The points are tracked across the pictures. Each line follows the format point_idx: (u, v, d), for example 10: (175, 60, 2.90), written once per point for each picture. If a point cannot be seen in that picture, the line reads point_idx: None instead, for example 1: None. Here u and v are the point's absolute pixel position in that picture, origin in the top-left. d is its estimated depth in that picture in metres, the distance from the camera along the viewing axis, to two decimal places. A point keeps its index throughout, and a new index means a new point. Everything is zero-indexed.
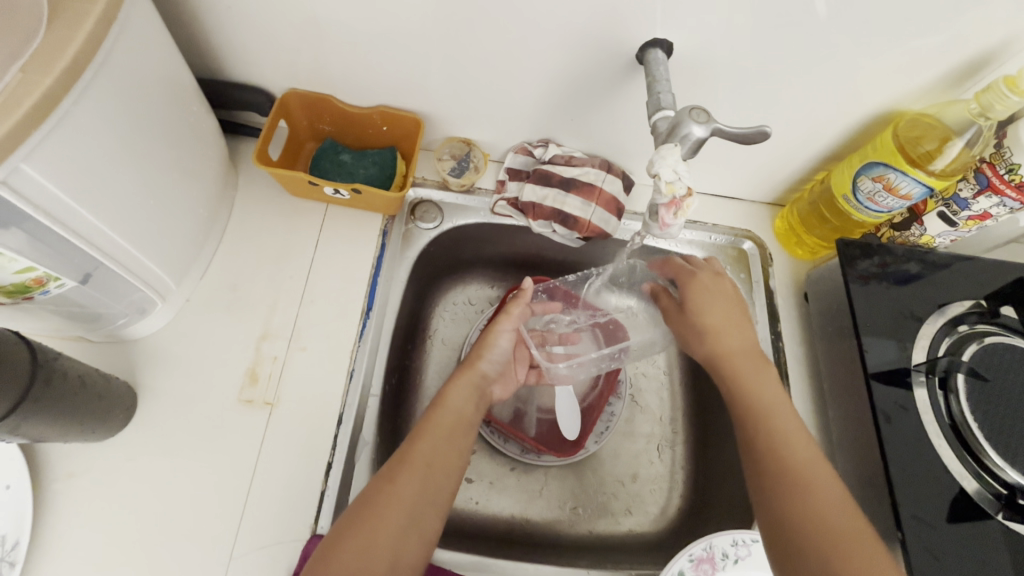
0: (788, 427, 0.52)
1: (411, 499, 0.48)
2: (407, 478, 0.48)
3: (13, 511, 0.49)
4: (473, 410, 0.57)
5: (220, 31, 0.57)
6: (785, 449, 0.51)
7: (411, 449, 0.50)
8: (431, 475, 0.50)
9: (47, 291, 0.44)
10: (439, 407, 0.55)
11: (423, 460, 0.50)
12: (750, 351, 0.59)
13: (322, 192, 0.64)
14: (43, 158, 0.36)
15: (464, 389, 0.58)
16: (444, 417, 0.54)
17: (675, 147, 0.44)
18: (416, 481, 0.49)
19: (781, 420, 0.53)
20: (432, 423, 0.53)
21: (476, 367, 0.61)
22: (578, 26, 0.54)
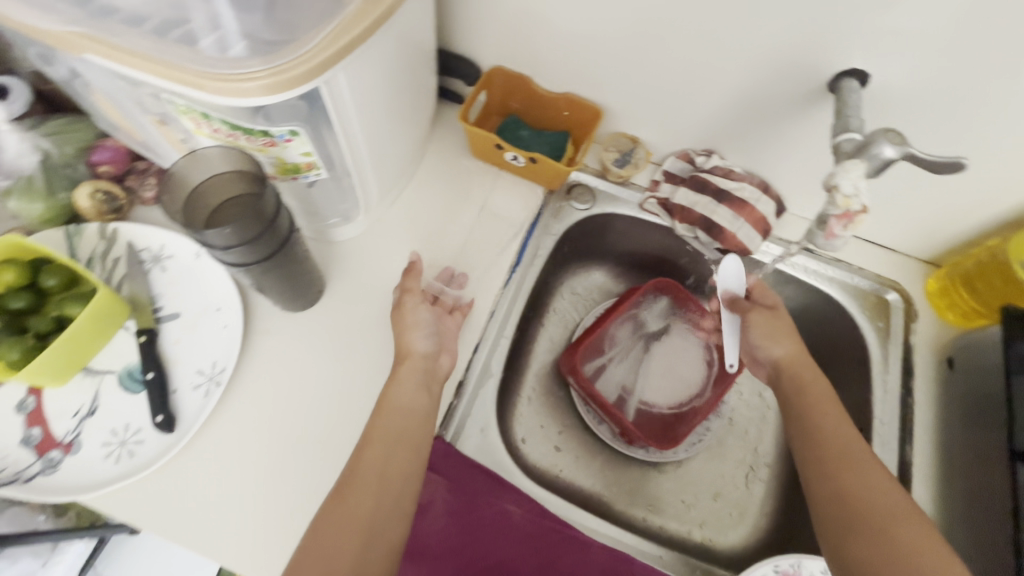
0: (845, 432, 0.54)
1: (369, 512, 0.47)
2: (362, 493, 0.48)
3: (228, 346, 0.61)
4: (400, 427, 0.53)
5: (461, 9, 0.68)
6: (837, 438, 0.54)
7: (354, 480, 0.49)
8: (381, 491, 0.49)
9: (308, 176, 0.55)
10: (374, 434, 0.52)
11: (369, 471, 0.49)
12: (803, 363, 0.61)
13: (501, 156, 0.73)
14: (351, 73, 0.47)
15: (397, 421, 0.53)
16: (391, 425, 0.53)
17: (860, 164, 0.46)
18: (369, 492, 0.48)
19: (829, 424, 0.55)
20: (372, 447, 0.51)
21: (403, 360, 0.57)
22: (778, 46, 0.58)
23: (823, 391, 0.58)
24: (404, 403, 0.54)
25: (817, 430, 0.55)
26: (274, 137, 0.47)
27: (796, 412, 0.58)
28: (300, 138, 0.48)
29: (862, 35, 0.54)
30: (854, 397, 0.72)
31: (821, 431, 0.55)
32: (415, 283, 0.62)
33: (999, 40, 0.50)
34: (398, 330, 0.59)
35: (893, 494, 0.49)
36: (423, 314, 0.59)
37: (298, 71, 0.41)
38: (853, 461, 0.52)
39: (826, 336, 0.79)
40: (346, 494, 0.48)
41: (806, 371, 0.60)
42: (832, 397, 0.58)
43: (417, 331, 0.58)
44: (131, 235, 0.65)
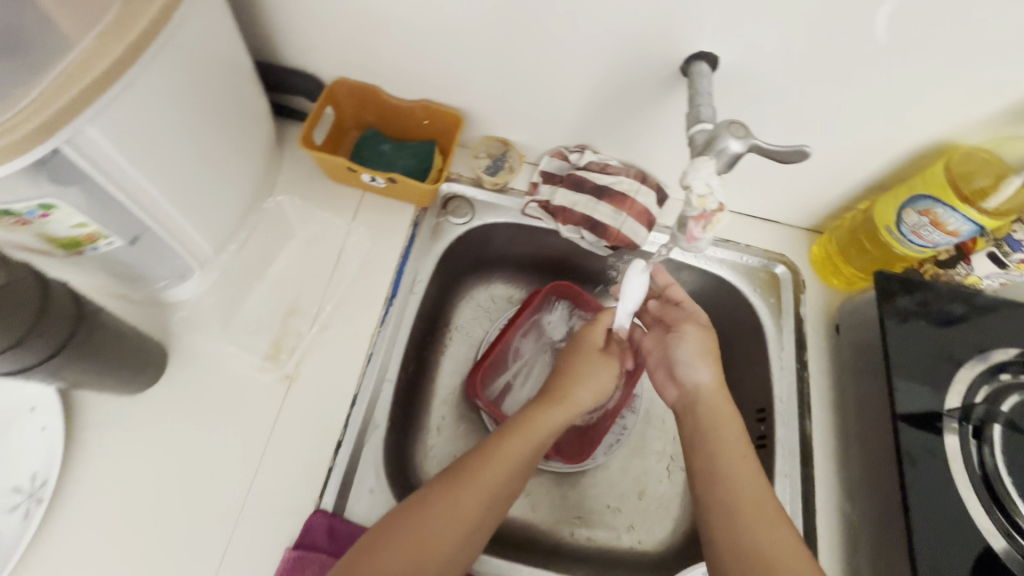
0: (739, 471, 0.53)
1: (473, 511, 0.50)
2: (471, 499, 0.50)
3: (50, 451, 0.51)
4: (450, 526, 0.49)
5: (281, 18, 0.59)
6: (740, 488, 0.52)
7: (450, 499, 0.50)
8: (495, 497, 0.52)
9: (97, 247, 0.46)
10: (497, 456, 0.53)
11: (485, 487, 0.51)
12: (714, 391, 0.59)
13: (359, 178, 0.65)
14: (105, 123, 0.38)
15: (523, 448, 0.54)
16: (421, 524, 0.48)
17: (709, 161, 0.43)
18: (474, 502, 0.50)
19: (727, 462, 0.54)
20: (471, 488, 0.51)
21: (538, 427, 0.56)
22: (625, 33, 0.54)
23: (732, 428, 0.56)
24: (456, 502, 0.50)
25: (724, 478, 0.53)
26: (22, 215, 0.39)
27: (704, 452, 0.55)
28: (59, 209, 0.40)
29: (702, 17, 0.51)
30: (756, 377, 0.72)
31: (728, 470, 0.53)
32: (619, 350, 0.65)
33: (832, 11, 0.49)
34: (575, 373, 0.61)
35: (790, 543, 0.49)
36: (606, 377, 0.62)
37: (15, 139, 0.33)
38: (758, 516, 0.50)
39: (725, 317, 0.78)
40: (428, 507, 0.50)
41: (721, 406, 0.58)
42: (741, 433, 0.56)
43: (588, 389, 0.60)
44: None
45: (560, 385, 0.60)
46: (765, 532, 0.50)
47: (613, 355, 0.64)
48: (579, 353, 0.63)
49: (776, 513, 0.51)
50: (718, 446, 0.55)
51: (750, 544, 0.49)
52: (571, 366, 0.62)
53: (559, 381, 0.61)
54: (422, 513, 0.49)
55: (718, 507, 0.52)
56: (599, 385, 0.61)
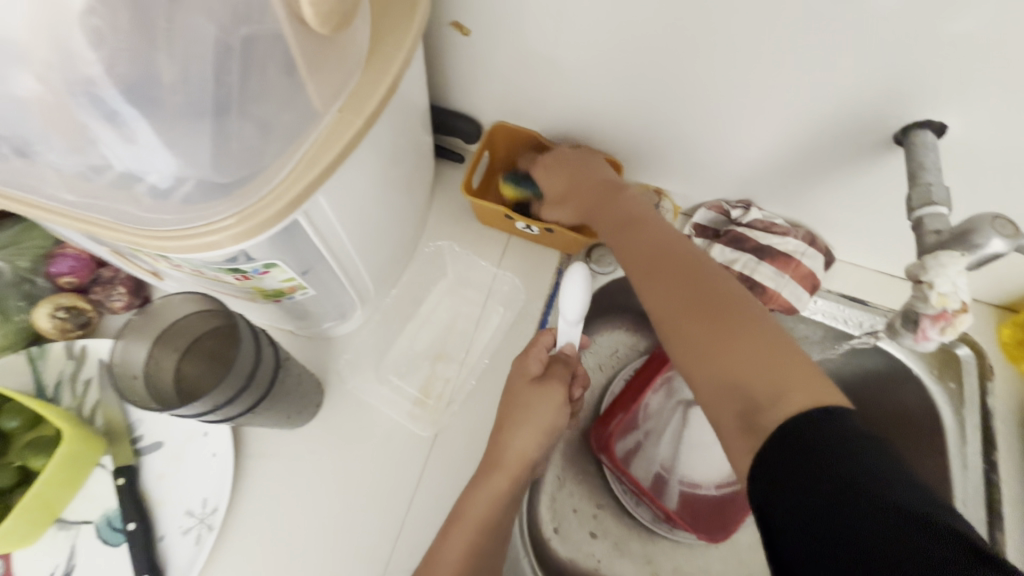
0: (793, 384, 0.36)
1: (465, 547, 0.47)
2: (455, 545, 0.47)
3: (219, 478, 0.54)
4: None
5: (458, 63, 0.59)
6: (787, 399, 0.35)
7: (442, 550, 0.47)
8: (485, 525, 0.48)
9: (292, 297, 0.47)
10: (470, 501, 0.49)
11: (473, 523, 0.48)
12: (711, 293, 0.45)
13: (512, 225, 0.65)
14: (333, 188, 0.39)
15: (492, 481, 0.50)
16: None
17: (961, 257, 0.38)
18: (462, 540, 0.47)
19: (753, 373, 0.38)
20: (451, 534, 0.47)
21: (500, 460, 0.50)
22: (836, 95, 0.49)
23: (759, 337, 0.40)
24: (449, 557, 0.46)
25: (753, 387, 0.37)
26: (247, 272, 0.40)
27: (726, 390, 0.39)
28: (278, 266, 0.41)
29: (943, 83, 0.45)
30: None
31: (750, 387, 0.37)
32: (562, 371, 0.53)
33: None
34: (517, 412, 0.52)
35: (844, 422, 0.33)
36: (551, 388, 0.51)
37: (271, 213, 0.34)
38: (824, 420, 0.33)
39: None
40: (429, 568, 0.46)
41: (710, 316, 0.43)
42: (765, 332, 0.40)
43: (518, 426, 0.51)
44: (101, 353, 0.57)
45: (499, 442, 0.51)
46: (835, 439, 0.32)
47: (551, 377, 0.52)
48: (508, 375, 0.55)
49: (845, 405, 0.34)
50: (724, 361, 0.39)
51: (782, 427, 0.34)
52: (505, 410, 0.53)
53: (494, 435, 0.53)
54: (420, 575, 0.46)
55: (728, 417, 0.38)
56: (541, 413, 0.51)
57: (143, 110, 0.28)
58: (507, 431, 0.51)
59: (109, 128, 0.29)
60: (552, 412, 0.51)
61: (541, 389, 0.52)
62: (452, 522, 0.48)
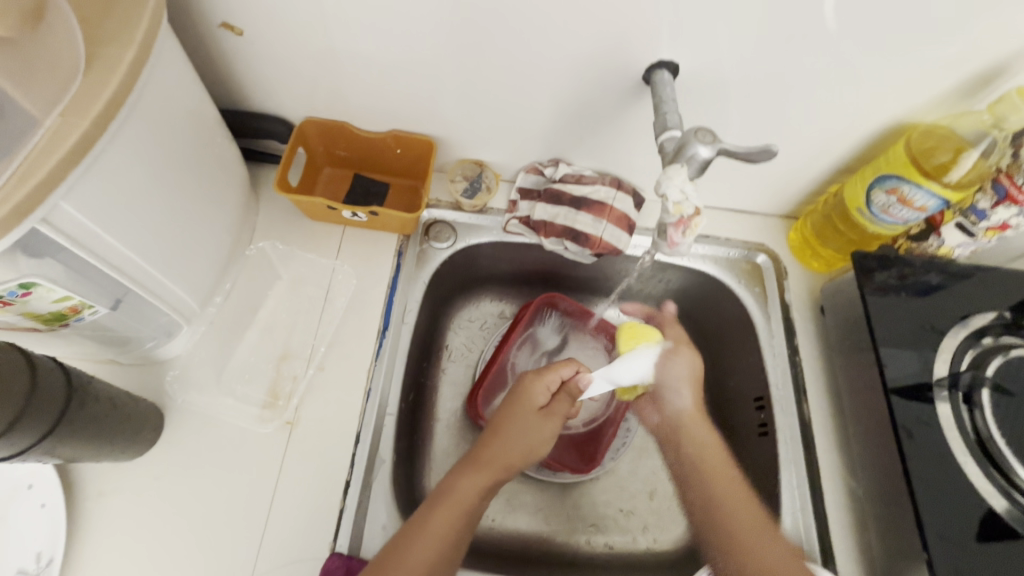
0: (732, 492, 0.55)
1: (455, 525, 0.51)
2: (450, 521, 0.51)
3: (52, 529, 0.50)
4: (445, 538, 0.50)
5: (244, 65, 0.59)
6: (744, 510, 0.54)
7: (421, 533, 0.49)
8: (468, 514, 0.52)
9: (82, 317, 0.46)
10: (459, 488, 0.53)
11: (453, 508, 0.52)
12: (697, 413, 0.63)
13: (340, 215, 0.66)
14: (80, 196, 0.38)
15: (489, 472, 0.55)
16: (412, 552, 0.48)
17: (682, 168, 0.44)
18: (452, 520, 0.51)
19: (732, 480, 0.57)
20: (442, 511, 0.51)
21: (495, 455, 0.56)
22: (586, 49, 0.55)
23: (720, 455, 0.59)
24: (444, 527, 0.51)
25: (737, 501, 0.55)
26: (2, 296, 0.38)
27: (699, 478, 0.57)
28: (38, 285, 0.39)
29: (660, 27, 0.52)
30: (751, 366, 0.73)
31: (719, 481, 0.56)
32: (564, 405, 0.62)
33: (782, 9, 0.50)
34: (509, 417, 0.59)
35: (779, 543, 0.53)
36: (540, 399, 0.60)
37: None
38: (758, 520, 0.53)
39: (714, 311, 0.79)
40: (425, 528, 0.50)
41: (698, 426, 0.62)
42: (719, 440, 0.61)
43: (513, 433, 0.58)
44: None
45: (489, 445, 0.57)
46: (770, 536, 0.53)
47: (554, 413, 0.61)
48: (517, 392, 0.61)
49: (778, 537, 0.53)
50: (703, 457, 0.58)
51: (721, 518, 0.54)
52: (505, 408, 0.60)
53: (485, 435, 0.58)
54: (413, 534, 0.49)
55: (697, 478, 0.57)
56: (532, 434, 0.59)
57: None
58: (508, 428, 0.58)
59: None
60: (540, 438, 0.59)
61: (541, 416, 0.60)
62: (446, 495, 0.53)
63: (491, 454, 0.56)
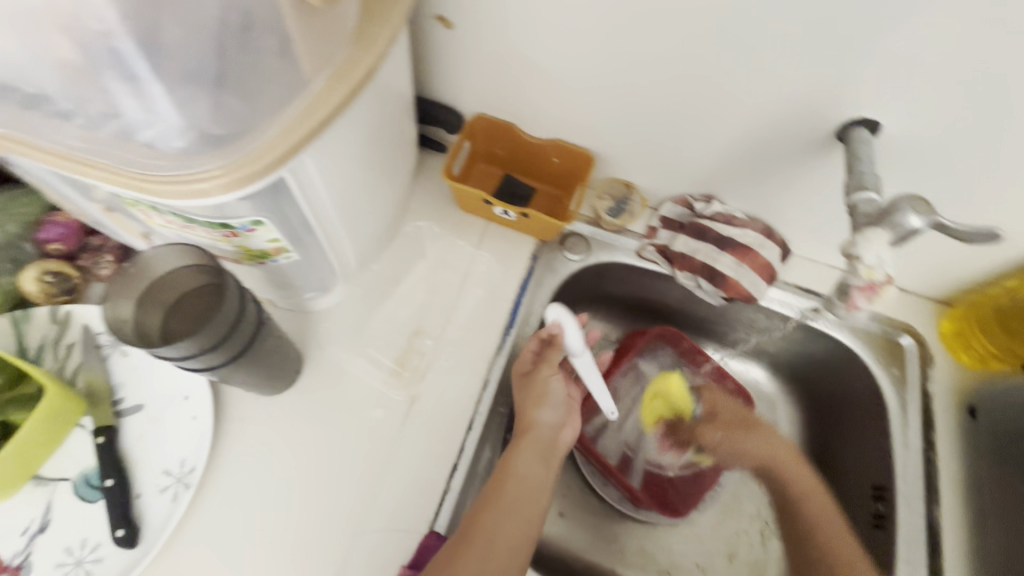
0: (830, 524, 0.61)
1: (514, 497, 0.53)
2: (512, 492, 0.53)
3: (198, 440, 0.55)
4: (524, 501, 0.53)
5: (441, 56, 0.63)
6: (841, 549, 0.59)
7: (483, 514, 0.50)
8: (526, 483, 0.54)
9: (277, 260, 0.49)
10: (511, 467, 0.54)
11: (513, 488, 0.53)
12: (791, 456, 0.66)
13: (490, 211, 0.68)
14: (317, 154, 0.42)
15: (529, 454, 0.56)
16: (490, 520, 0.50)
17: (884, 233, 0.43)
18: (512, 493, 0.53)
19: (824, 525, 0.61)
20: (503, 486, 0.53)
21: (537, 426, 0.58)
22: (785, 92, 0.54)
23: (817, 493, 0.63)
24: (512, 494, 0.53)
25: (814, 528, 0.61)
26: (235, 228, 0.43)
27: (790, 511, 0.64)
28: (262, 225, 0.43)
29: (872, 85, 0.50)
30: (874, 452, 0.68)
31: (808, 505, 0.63)
32: (555, 355, 0.60)
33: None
34: (528, 394, 0.60)
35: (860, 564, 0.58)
36: (557, 386, 0.61)
37: (258, 168, 0.36)
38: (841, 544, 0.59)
39: (839, 384, 0.75)
40: (490, 504, 0.51)
41: (793, 469, 0.65)
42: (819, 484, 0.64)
43: (551, 401, 0.60)
44: (86, 318, 0.59)
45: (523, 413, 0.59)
46: (832, 536, 0.60)
47: (549, 358, 0.60)
48: (521, 383, 0.61)
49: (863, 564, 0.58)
50: (802, 485, 0.64)
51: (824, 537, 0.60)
52: (523, 388, 0.60)
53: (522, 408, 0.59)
54: (483, 511, 0.51)
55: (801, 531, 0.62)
56: (555, 400, 0.60)
57: (156, 72, 0.31)
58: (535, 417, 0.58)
59: (124, 86, 0.32)
60: (562, 402, 0.61)
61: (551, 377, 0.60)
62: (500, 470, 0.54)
63: (531, 426, 0.58)
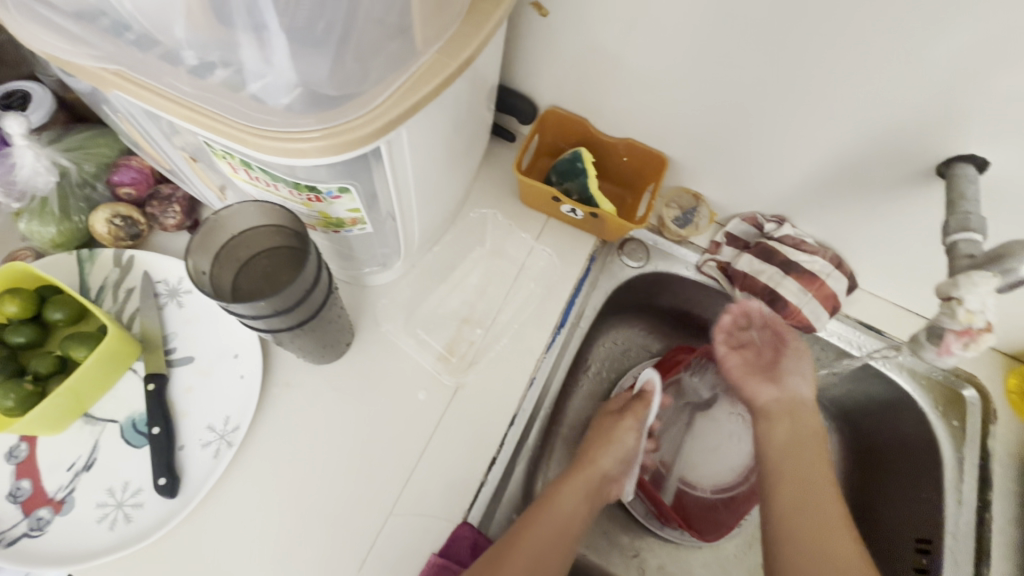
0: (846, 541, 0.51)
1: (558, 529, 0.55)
2: (556, 517, 0.55)
3: (244, 399, 0.55)
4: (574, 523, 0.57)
5: (528, 44, 0.62)
6: (823, 519, 0.52)
7: (520, 544, 0.51)
8: (572, 516, 0.57)
9: (350, 231, 0.49)
10: (562, 491, 0.58)
11: (559, 514, 0.56)
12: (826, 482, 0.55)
13: (557, 208, 0.67)
14: (413, 129, 0.41)
15: (585, 486, 0.60)
16: (544, 526, 0.54)
17: (993, 278, 0.40)
18: (557, 518, 0.55)
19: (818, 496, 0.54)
20: (554, 505, 0.56)
21: (598, 466, 0.61)
22: (892, 121, 0.51)
23: (827, 486, 0.55)
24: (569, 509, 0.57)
25: (805, 520, 0.52)
26: (321, 193, 0.42)
27: (808, 517, 0.53)
28: (348, 193, 0.43)
29: (987, 123, 0.47)
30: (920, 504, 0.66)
31: (814, 509, 0.53)
32: (639, 408, 0.65)
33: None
34: (605, 435, 0.64)
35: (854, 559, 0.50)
36: (628, 437, 0.64)
37: (366, 132, 0.36)
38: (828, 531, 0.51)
39: (889, 428, 0.72)
40: (537, 518, 0.54)
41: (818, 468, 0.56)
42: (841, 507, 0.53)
43: (618, 449, 0.63)
44: (148, 265, 0.59)
45: (592, 448, 0.63)
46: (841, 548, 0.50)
47: (630, 411, 0.66)
48: (604, 421, 0.66)
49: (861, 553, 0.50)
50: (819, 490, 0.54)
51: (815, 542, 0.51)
52: (598, 431, 0.65)
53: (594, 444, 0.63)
54: (531, 519, 0.54)
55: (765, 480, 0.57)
56: (629, 451, 0.64)
57: (289, 22, 0.30)
58: (599, 457, 0.62)
59: (253, 40, 0.32)
60: (631, 454, 0.64)
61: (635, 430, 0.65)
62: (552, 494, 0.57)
63: (591, 459, 0.62)
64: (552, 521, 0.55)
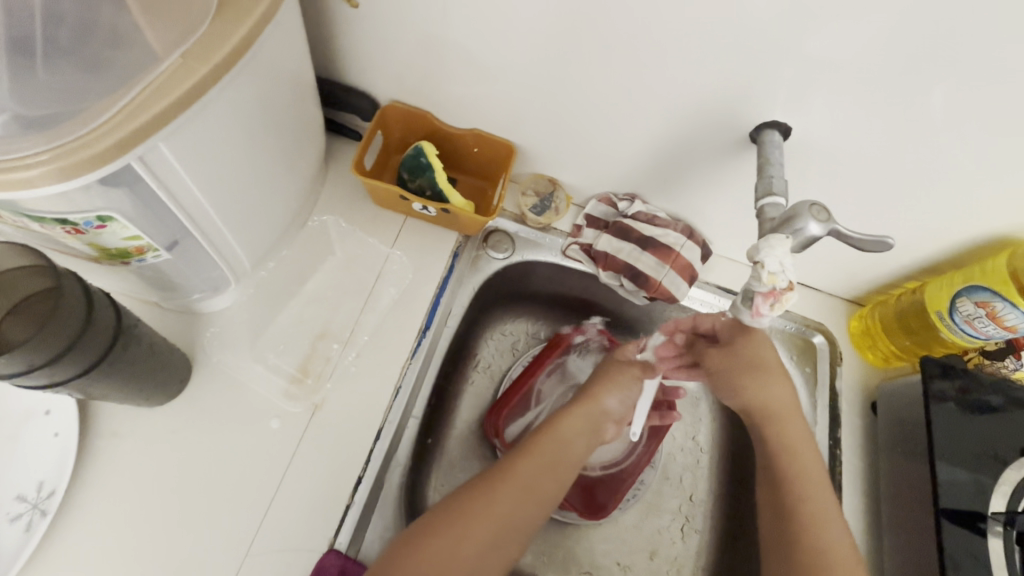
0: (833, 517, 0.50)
1: (510, 510, 0.51)
2: (507, 503, 0.51)
3: (59, 460, 0.49)
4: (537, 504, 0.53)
5: (350, 37, 0.59)
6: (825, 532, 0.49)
7: (450, 531, 0.48)
8: (530, 490, 0.53)
9: (144, 259, 0.44)
10: (521, 463, 0.54)
11: (519, 490, 0.52)
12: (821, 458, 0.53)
13: (409, 206, 0.64)
14: (180, 141, 0.37)
15: (584, 422, 0.60)
16: (486, 508, 0.50)
17: (786, 239, 0.42)
18: (509, 504, 0.51)
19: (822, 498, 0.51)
20: (506, 483, 0.52)
21: (597, 402, 0.61)
22: (703, 93, 0.53)
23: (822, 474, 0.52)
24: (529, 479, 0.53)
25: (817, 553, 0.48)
26: (77, 225, 0.38)
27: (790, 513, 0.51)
28: (115, 221, 0.38)
29: (781, 89, 0.50)
30: None
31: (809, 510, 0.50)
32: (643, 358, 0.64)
33: (932, 99, 0.46)
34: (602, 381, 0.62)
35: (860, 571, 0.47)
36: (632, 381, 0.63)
37: (95, 152, 0.32)
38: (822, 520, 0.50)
39: None
40: (479, 508, 0.50)
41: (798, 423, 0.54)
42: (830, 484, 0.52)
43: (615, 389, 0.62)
44: None
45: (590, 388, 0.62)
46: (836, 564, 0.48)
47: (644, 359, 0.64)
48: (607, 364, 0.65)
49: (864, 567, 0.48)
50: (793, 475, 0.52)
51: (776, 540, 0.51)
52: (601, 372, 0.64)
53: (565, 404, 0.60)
54: (472, 503, 0.50)
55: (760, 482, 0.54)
56: (625, 394, 0.62)
57: None
58: (601, 395, 0.61)
59: None
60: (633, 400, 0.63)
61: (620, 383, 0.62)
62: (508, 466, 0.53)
63: (560, 425, 0.58)
64: (506, 509, 0.51)
